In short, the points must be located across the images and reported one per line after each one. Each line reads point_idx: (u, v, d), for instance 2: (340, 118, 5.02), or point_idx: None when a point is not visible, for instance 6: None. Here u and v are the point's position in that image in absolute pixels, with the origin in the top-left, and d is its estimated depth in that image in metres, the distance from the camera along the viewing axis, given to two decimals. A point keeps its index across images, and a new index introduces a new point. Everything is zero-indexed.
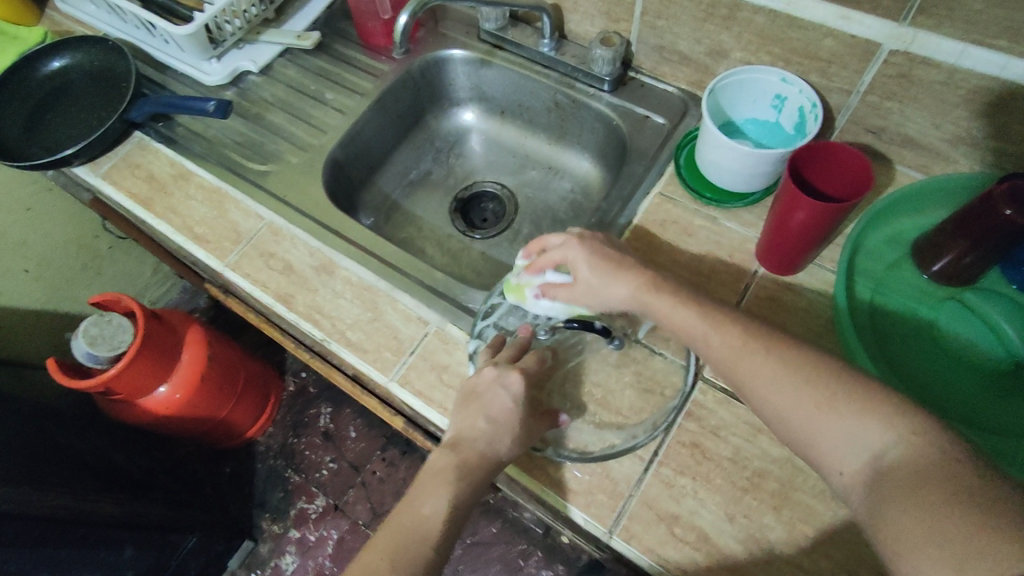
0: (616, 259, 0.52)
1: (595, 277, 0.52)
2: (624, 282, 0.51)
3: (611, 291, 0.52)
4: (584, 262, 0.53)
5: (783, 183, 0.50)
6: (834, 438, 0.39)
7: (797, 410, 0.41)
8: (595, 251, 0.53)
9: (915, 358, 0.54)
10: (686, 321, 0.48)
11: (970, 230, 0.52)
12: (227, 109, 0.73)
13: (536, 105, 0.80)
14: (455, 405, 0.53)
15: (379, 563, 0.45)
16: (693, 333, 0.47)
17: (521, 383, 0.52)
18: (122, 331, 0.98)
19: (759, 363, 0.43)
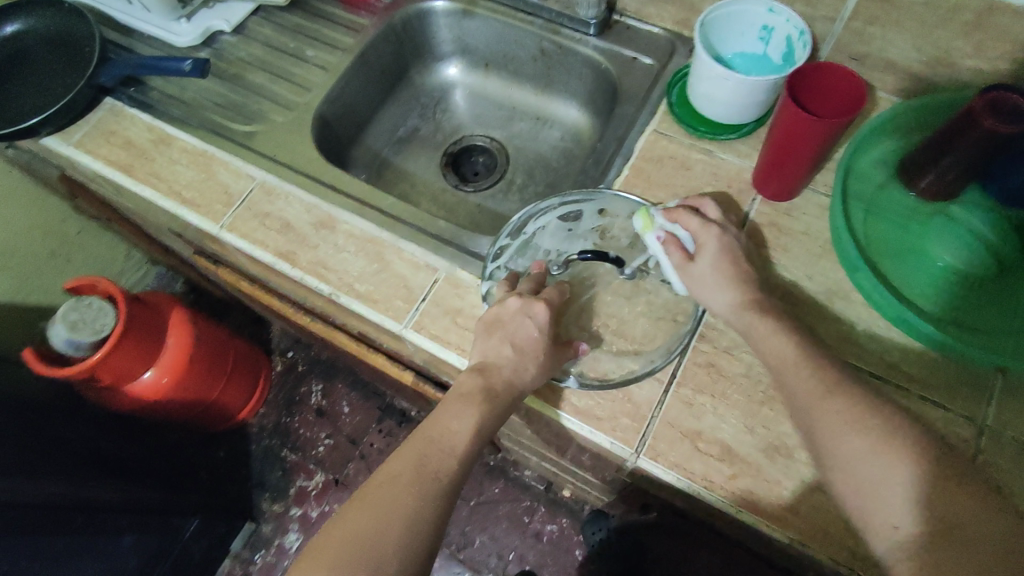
0: (742, 268, 0.53)
1: (713, 272, 0.53)
2: (735, 294, 0.52)
3: (721, 297, 0.52)
4: (714, 255, 0.53)
5: (782, 104, 0.50)
6: (892, 486, 0.40)
7: (868, 458, 0.42)
8: (729, 251, 0.54)
9: (913, 274, 0.56)
10: (781, 348, 0.48)
11: (955, 147, 0.53)
12: (204, 68, 0.69)
13: (521, 55, 0.79)
14: (478, 334, 0.54)
15: (403, 472, 0.48)
16: (783, 367, 0.48)
17: (545, 313, 0.54)
18: (103, 314, 0.95)
19: (844, 409, 0.44)
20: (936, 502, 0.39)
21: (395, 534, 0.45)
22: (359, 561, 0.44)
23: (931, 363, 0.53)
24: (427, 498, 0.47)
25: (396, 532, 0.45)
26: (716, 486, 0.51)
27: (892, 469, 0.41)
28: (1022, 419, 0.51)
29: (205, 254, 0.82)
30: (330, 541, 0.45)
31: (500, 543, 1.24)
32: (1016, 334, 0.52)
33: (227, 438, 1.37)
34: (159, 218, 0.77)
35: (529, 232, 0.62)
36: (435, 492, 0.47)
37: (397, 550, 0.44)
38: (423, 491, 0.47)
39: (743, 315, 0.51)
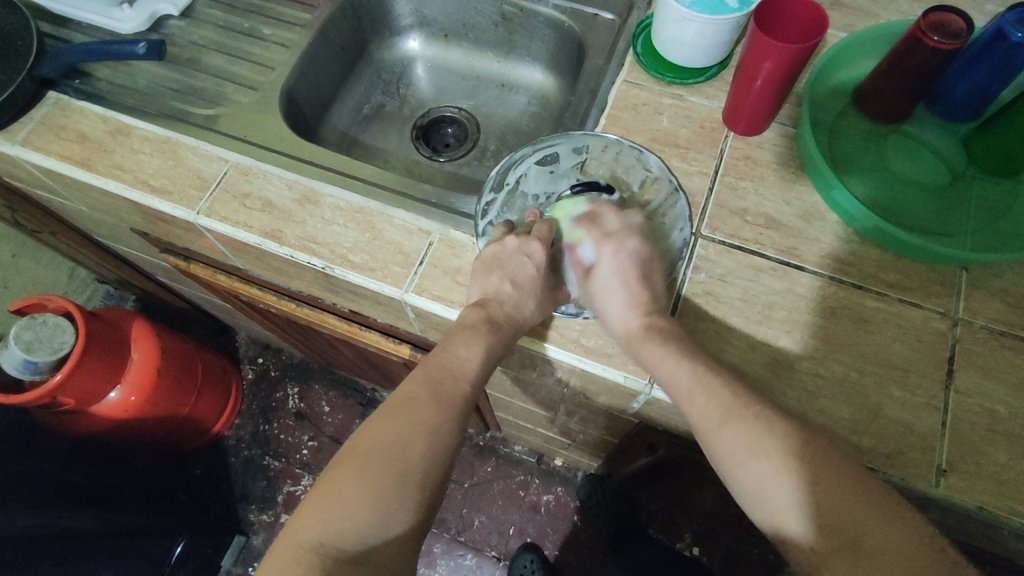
0: (644, 289, 0.54)
1: (609, 288, 0.54)
2: (631, 313, 0.52)
3: (615, 313, 0.53)
4: (610, 270, 0.55)
5: (753, 34, 0.53)
6: (797, 501, 0.43)
7: (775, 481, 0.44)
8: (624, 268, 0.54)
9: (877, 189, 0.60)
10: (679, 374, 0.48)
11: (904, 70, 0.57)
12: (159, 50, 0.70)
13: (480, 22, 0.80)
14: (478, 272, 0.54)
15: (419, 391, 0.49)
16: (677, 391, 0.49)
17: (542, 253, 0.55)
18: (60, 332, 0.89)
19: (745, 432, 0.45)
20: (837, 488, 0.42)
21: (419, 444, 0.47)
22: (385, 472, 0.45)
23: (906, 268, 0.57)
24: (448, 426, 0.48)
25: (422, 443, 0.47)
26: None
27: (802, 494, 0.43)
28: (988, 308, 0.55)
29: (174, 252, 0.79)
30: (355, 453, 0.46)
31: (498, 520, 1.24)
32: (972, 232, 0.57)
33: (203, 455, 1.33)
34: (121, 216, 0.73)
35: (511, 182, 0.63)
36: (450, 417, 0.49)
37: (423, 458, 0.46)
38: (443, 414, 0.49)
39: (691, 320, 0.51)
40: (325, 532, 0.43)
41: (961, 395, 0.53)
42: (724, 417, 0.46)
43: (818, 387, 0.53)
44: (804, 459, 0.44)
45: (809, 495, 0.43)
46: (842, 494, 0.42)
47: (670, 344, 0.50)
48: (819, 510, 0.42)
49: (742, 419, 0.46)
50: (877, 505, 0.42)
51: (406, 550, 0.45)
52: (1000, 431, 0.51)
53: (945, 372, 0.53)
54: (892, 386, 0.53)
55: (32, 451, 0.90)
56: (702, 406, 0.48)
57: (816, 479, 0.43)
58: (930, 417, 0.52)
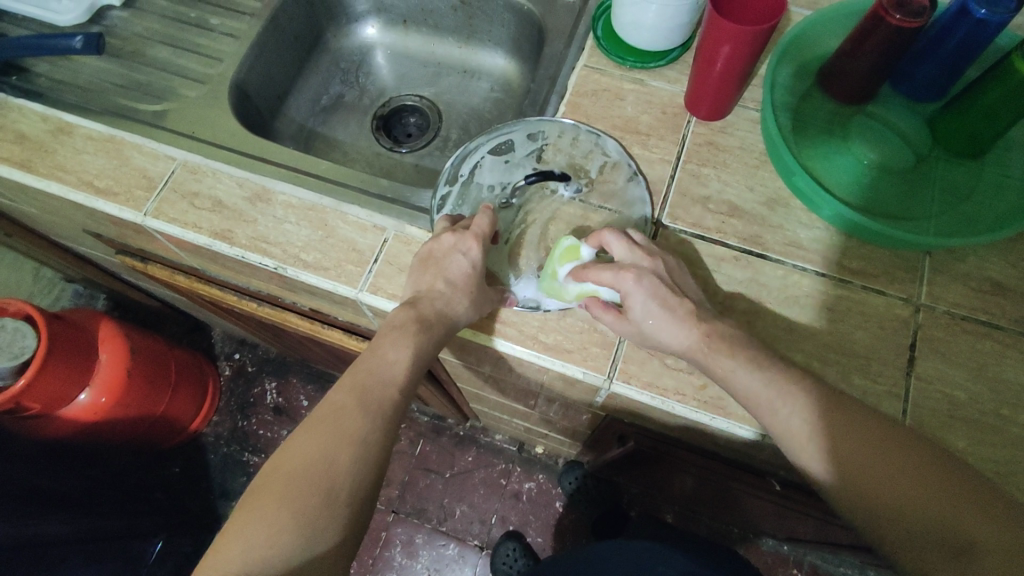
0: (680, 298, 0.49)
1: (651, 319, 0.48)
2: (687, 329, 0.48)
3: (673, 336, 0.48)
4: (646, 302, 0.48)
5: (709, 16, 0.51)
6: (893, 498, 0.42)
7: (876, 482, 0.43)
8: (659, 290, 0.49)
9: (841, 173, 0.59)
10: (748, 388, 0.46)
11: (867, 47, 0.55)
12: (98, 44, 0.66)
13: (439, 7, 0.78)
14: (415, 269, 0.54)
15: (347, 402, 0.48)
16: (757, 404, 0.46)
17: (479, 251, 0.53)
18: (21, 336, 0.88)
19: (829, 443, 0.44)
20: (897, 489, 0.42)
21: (342, 461, 0.45)
22: (308, 490, 0.44)
23: (869, 254, 0.56)
24: (383, 428, 0.48)
25: (347, 456, 0.46)
26: (689, 399, 0.52)
27: (882, 500, 0.42)
28: (952, 291, 0.55)
29: (129, 253, 0.76)
30: (278, 476, 0.45)
31: (480, 509, 1.24)
32: (933, 216, 0.56)
33: (181, 452, 1.32)
34: (70, 217, 0.71)
35: (465, 174, 0.62)
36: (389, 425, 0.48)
37: (346, 474, 0.45)
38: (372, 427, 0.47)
39: (699, 324, 0.48)
40: (247, 562, 0.42)
41: (922, 382, 0.52)
42: (811, 427, 0.45)
43: None
44: (897, 457, 0.43)
45: (904, 502, 0.42)
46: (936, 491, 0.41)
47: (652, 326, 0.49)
48: (915, 521, 0.41)
49: (836, 418, 0.45)
50: (970, 510, 0.40)
51: (334, 568, 0.44)
52: (961, 416, 0.51)
53: (906, 359, 0.53)
54: (854, 375, 0.53)
55: (18, 458, 0.88)
56: (785, 416, 0.46)
57: (912, 482, 0.42)
58: (890, 404, 0.52)
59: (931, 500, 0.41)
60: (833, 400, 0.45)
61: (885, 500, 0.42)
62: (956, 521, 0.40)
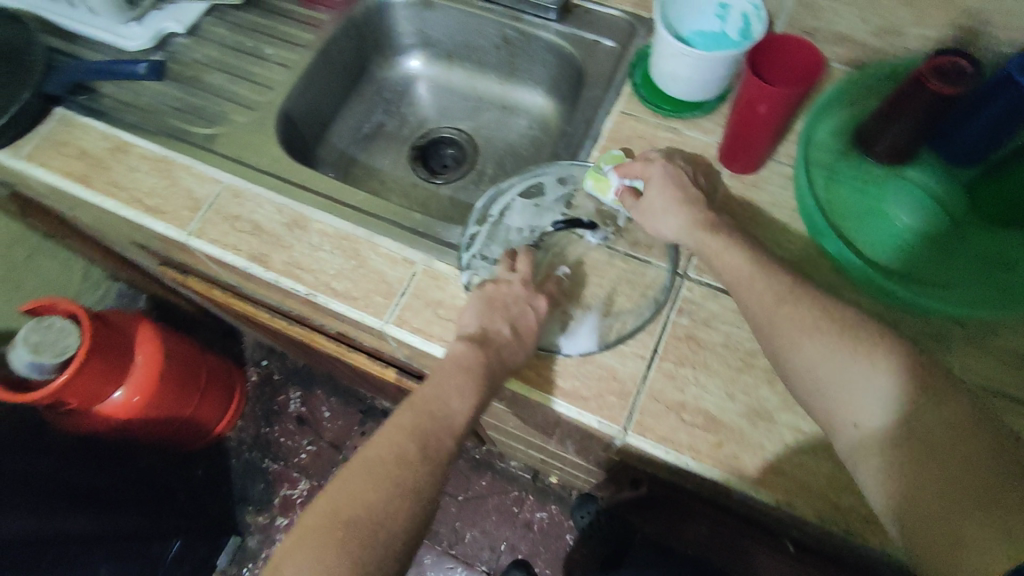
0: (689, 192, 0.56)
1: (661, 200, 0.55)
2: (680, 214, 0.54)
3: (669, 219, 0.55)
4: (660, 183, 0.56)
5: (747, 75, 0.52)
6: (877, 402, 0.43)
7: (864, 386, 0.43)
8: (675, 177, 0.56)
9: (874, 233, 0.58)
10: (734, 263, 0.51)
11: (907, 109, 0.55)
12: (160, 69, 0.71)
13: (483, 44, 0.80)
14: (480, 306, 0.55)
15: (389, 451, 0.48)
16: (737, 281, 0.50)
17: (546, 305, 0.56)
18: (66, 335, 0.91)
19: (800, 320, 0.46)
20: (862, 370, 0.44)
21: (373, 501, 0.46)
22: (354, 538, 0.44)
23: (899, 320, 0.56)
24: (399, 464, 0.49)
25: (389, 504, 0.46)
26: (703, 456, 0.52)
27: (845, 383, 0.44)
28: (984, 365, 0.54)
29: (173, 265, 0.80)
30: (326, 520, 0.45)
31: (491, 535, 1.24)
32: (966, 285, 0.55)
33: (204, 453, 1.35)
34: (121, 230, 0.75)
35: (495, 215, 0.63)
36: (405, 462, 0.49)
37: (380, 513, 0.45)
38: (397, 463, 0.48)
39: (701, 210, 0.54)
40: None
41: None
42: (783, 309, 0.47)
43: (801, 442, 0.52)
44: (897, 365, 0.43)
45: (865, 386, 0.43)
46: (927, 404, 0.42)
47: (653, 207, 0.56)
48: (874, 405, 0.43)
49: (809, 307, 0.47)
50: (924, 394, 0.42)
51: None
52: None
53: None
54: None
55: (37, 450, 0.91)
56: (759, 292, 0.49)
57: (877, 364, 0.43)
58: None
59: (917, 410, 0.42)
60: (848, 312, 0.46)
61: (870, 399, 0.43)
62: (936, 432, 0.41)
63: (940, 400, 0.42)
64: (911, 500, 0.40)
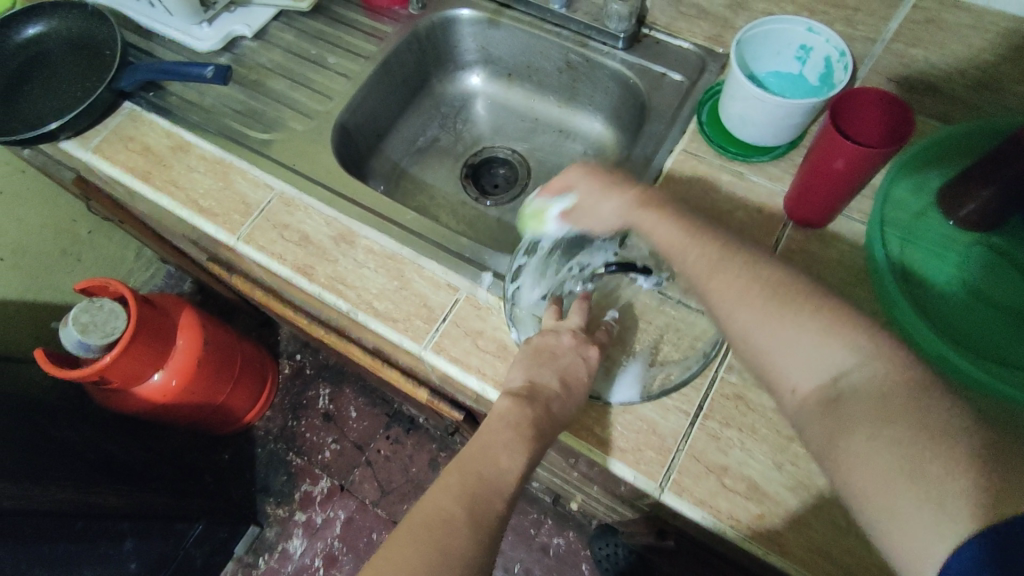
0: (616, 175, 0.54)
1: (591, 195, 0.54)
2: (616, 196, 0.52)
3: (607, 206, 0.53)
4: (585, 179, 0.54)
5: (825, 129, 0.50)
6: (817, 361, 0.39)
7: (798, 348, 0.40)
8: (596, 171, 0.55)
9: (951, 302, 0.54)
10: (662, 231, 0.49)
11: (999, 173, 0.51)
12: (226, 75, 0.70)
13: (546, 66, 0.78)
14: (523, 357, 0.53)
15: (433, 512, 0.44)
16: (671, 248, 0.48)
17: (598, 355, 0.53)
18: (114, 316, 0.94)
19: (732, 283, 0.44)
20: (800, 333, 0.40)
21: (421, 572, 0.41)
22: None
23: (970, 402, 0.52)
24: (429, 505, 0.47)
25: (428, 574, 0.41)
26: (743, 527, 0.49)
27: (784, 345, 0.40)
28: None
29: (219, 262, 0.81)
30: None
31: (505, 555, 1.23)
32: None
33: (232, 440, 1.37)
34: (174, 225, 0.76)
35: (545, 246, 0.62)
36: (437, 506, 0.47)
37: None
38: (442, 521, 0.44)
39: (632, 187, 0.52)
40: None
41: None
42: (719, 275, 0.45)
43: (853, 524, 0.48)
44: (827, 319, 0.39)
45: (804, 347, 0.40)
46: (863, 355, 0.37)
47: (588, 203, 0.54)
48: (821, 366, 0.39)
49: (738, 269, 0.44)
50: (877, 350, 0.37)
51: None
52: None
53: None
54: None
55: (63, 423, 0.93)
56: (693, 257, 0.47)
57: (819, 327, 0.39)
58: None
59: (852, 363, 0.38)
60: (773, 269, 0.43)
61: (818, 362, 0.39)
62: (872, 384, 0.36)
63: (876, 348, 0.38)
64: (852, 455, 0.36)
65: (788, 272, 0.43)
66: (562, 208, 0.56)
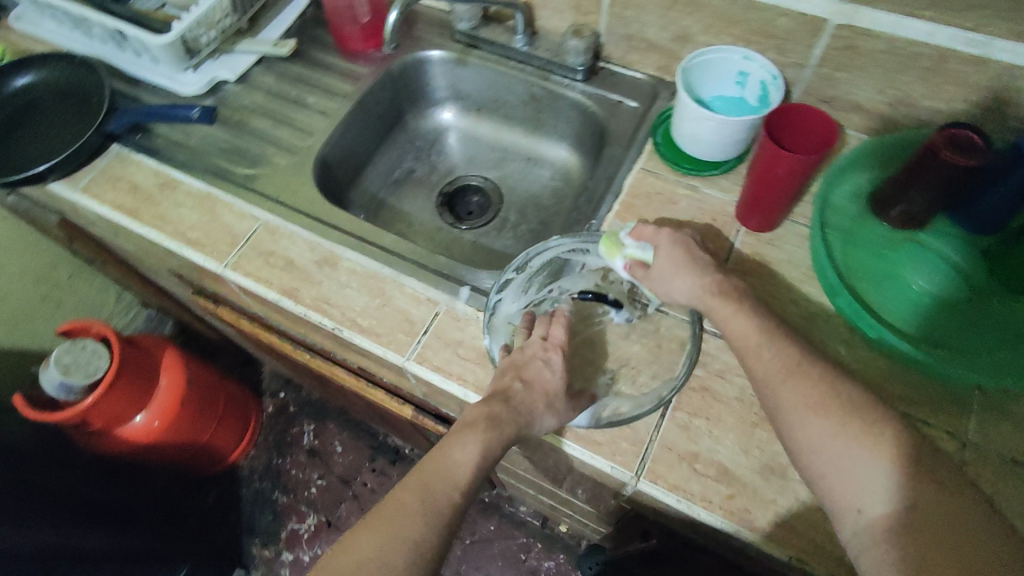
0: (696, 256, 0.56)
1: (672, 265, 0.56)
2: (691, 279, 0.55)
3: (678, 284, 0.55)
4: (671, 249, 0.56)
5: (762, 141, 0.55)
6: (881, 489, 0.43)
7: (864, 472, 0.44)
8: (684, 243, 0.57)
9: (890, 295, 0.60)
10: (749, 333, 0.51)
11: (922, 178, 0.57)
12: (211, 114, 0.76)
13: (512, 100, 0.84)
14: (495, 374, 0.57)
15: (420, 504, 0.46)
16: (748, 350, 0.50)
17: (561, 362, 0.56)
18: (98, 357, 0.95)
19: (810, 397, 0.46)
20: (875, 460, 0.44)
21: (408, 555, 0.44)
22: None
23: (914, 381, 0.56)
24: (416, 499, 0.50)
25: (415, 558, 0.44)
26: (715, 507, 0.52)
27: (858, 469, 0.44)
28: (1002, 431, 0.54)
29: (204, 293, 0.83)
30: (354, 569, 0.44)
31: None
32: (991, 351, 0.55)
33: (217, 481, 1.36)
34: (160, 259, 0.79)
35: (535, 266, 0.65)
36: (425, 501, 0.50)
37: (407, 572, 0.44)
38: (435, 513, 0.46)
39: (712, 275, 0.55)
40: None
41: None
42: (801, 391, 0.47)
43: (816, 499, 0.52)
44: (894, 450, 0.44)
45: (876, 474, 0.43)
46: (925, 491, 0.43)
47: (664, 276, 0.56)
48: (893, 494, 0.43)
49: (820, 387, 0.47)
50: (935, 490, 0.43)
51: None
52: None
53: None
54: None
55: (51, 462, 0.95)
56: (770, 364, 0.49)
57: (892, 457, 0.44)
58: None
59: (913, 497, 0.43)
60: (852, 389, 0.46)
61: (887, 490, 0.43)
62: (933, 522, 0.42)
63: (936, 484, 0.43)
64: None
65: (861, 396, 0.47)
66: (640, 255, 0.57)
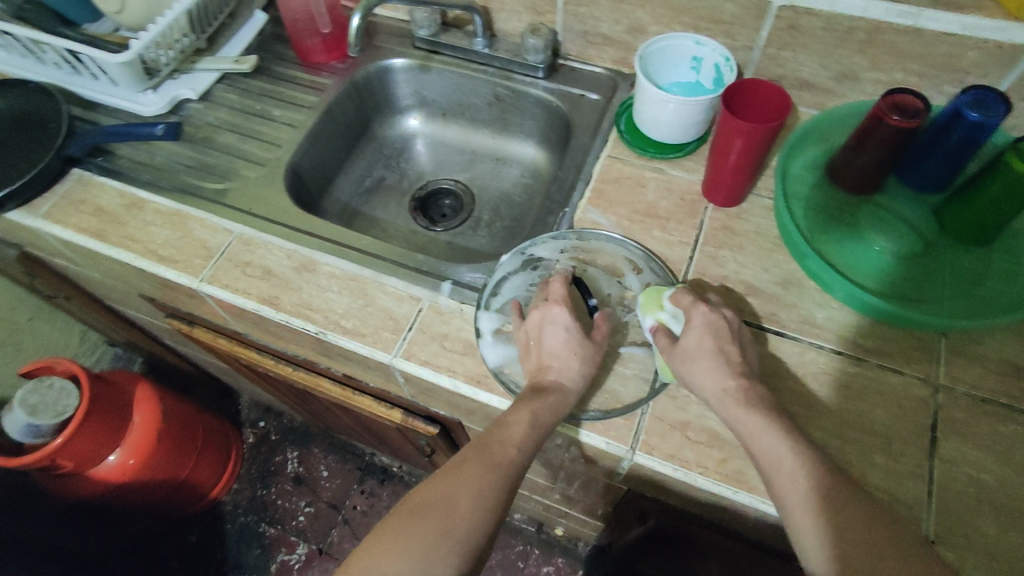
0: (727, 347, 0.52)
1: (696, 349, 0.52)
2: (713, 367, 0.51)
3: (697, 367, 0.52)
4: (699, 331, 0.53)
5: (721, 115, 0.58)
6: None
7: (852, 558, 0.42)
8: (716, 327, 0.53)
9: (855, 255, 0.62)
10: (741, 415, 0.49)
11: (870, 144, 0.60)
12: (176, 131, 0.74)
13: (476, 102, 0.86)
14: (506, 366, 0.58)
15: None
16: (746, 428, 0.49)
17: (564, 314, 0.57)
18: (65, 395, 0.91)
19: (800, 480, 0.45)
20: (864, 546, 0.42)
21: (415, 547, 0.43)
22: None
23: (886, 333, 0.59)
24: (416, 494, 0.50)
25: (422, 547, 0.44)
26: (711, 472, 0.53)
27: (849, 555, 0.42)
28: (969, 370, 0.56)
29: (177, 316, 0.82)
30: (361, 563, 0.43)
31: None
32: (951, 299, 0.58)
33: (199, 520, 1.31)
34: (129, 283, 0.77)
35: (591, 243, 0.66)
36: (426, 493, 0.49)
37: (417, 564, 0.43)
38: None
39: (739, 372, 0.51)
40: None
41: (946, 464, 0.53)
42: (792, 471, 0.46)
43: None
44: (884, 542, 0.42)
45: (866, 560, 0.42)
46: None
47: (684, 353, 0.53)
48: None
49: (811, 470, 0.46)
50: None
51: None
52: (988, 501, 0.51)
53: (928, 440, 0.54)
54: (875, 454, 0.53)
55: None
56: (765, 444, 0.48)
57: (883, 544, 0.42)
58: (915, 485, 0.52)
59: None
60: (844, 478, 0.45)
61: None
62: None
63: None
64: None
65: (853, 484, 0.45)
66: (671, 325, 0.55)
